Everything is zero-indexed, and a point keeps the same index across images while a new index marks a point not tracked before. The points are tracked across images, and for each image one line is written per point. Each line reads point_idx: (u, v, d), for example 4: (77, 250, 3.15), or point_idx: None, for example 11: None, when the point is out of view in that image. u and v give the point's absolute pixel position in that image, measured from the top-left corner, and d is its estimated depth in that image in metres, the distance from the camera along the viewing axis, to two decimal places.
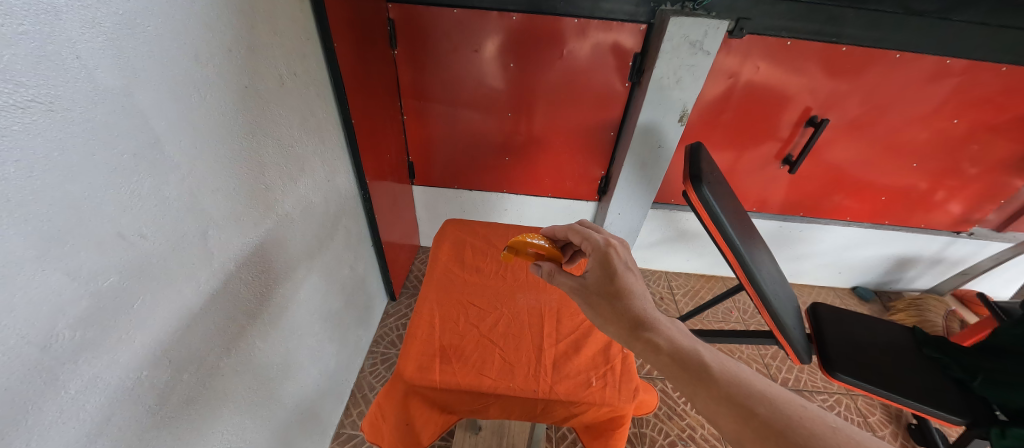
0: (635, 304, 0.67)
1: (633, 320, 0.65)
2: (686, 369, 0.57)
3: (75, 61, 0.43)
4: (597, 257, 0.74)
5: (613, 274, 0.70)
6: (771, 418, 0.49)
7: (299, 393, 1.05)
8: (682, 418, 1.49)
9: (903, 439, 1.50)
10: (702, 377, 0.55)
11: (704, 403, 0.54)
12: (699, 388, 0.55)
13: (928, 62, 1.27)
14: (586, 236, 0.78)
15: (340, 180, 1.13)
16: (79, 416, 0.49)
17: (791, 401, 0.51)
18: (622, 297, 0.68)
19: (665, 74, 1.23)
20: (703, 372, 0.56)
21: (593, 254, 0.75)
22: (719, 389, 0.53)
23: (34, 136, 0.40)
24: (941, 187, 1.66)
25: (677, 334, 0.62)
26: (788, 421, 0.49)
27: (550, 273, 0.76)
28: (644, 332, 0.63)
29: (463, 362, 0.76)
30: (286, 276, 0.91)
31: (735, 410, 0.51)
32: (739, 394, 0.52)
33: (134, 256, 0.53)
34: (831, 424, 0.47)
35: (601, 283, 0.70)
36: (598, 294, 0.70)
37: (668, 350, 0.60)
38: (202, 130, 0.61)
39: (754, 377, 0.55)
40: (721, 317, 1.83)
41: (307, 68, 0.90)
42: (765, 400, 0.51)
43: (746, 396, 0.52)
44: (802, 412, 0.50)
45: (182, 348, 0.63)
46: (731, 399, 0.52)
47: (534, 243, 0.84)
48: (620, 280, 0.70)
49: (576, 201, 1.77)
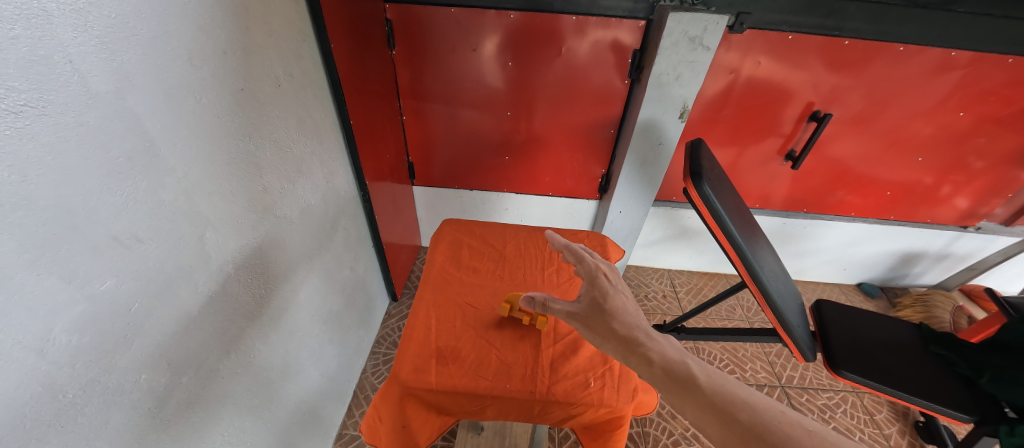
0: (627, 320, 0.65)
1: (626, 335, 0.63)
2: (674, 379, 0.57)
3: (67, 65, 0.43)
4: (587, 278, 0.73)
5: (606, 294, 0.70)
6: (754, 423, 0.49)
7: (300, 395, 1.05)
8: (686, 417, 1.48)
9: (910, 437, 1.49)
10: (688, 386, 0.55)
11: (691, 412, 0.53)
12: (686, 397, 0.54)
13: (932, 55, 1.26)
14: (580, 259, 0.77)
15: (339, 181, 1.13)
16: (77, 420, 0.49)
17: (773, 406, 0.50)
18: (614, 315, 0.67)
19: (665, 70, 1.22)
20: (689, 381, 0.55)
21: (585, 276, 0.74)
22: (703, 397, 0.53)
23: (27, 141, 0.40)
24: (948, 181, 1.64)
25: (667, 346, 0.61)
26: (769, 426, 0.48)
27: (545, 300, 0.74)
28: (635, 345, 0.62)
29: (459, 365, 0.75)
30: (285, 278, 0.91)
31: (719, 417, 0.51)
32: (721, 401, 0.52)
33: (130, 261, 0.53)
34: (809, 428, 0.47)
35: (594, 303, 0.69)
36: (592, 314, 0.68)
37: (659, 362, 0.59)
38: (196, 131, 0.61)
39: (737, 385, 0.55)
40: (724, 315, 1.82)
41: (303, 69, 0.90)
42: (747, 406, 0.51)
43: (728, 402, 0.52)
44: (783, 417, 0.49)
45: (180, 351, 0.63)
46: (714, 407, 0.52)
47: (529, 315, 0.82)
48: (613, 300, 0.69)
49: (577, 200, 1.76)
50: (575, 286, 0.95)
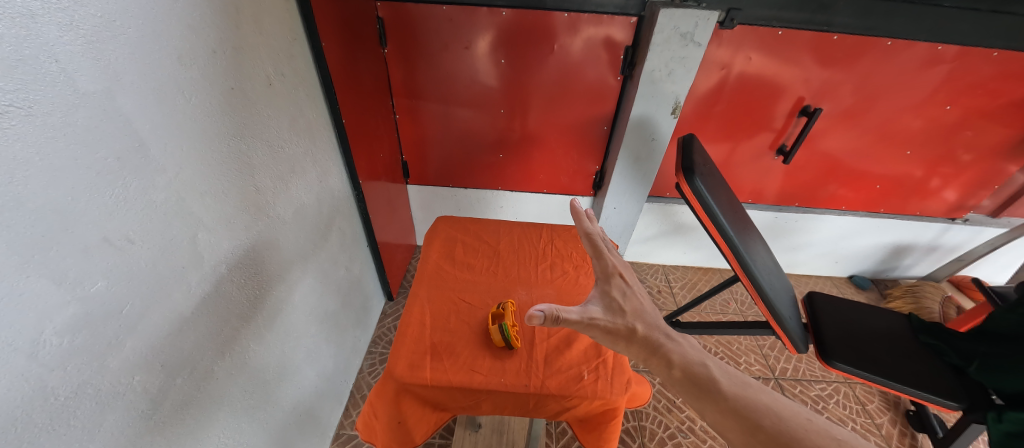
0: (646, 321, 0.65)
1: (645, 337, 0.63)
2: (694, 383, 0.57)
3: (53, 65, 0.42)
4: (604, 276, 0.71)
5: (618, 294, 0.68)
6: (777, 430, 0.50)
7: (297, 395, 1.05)
8: (681, 411, 1.50)
9: (901, 426, 1.51)
10: (709, 390, 0.56)
11: (712, 417, 0.54)
12: (706, 401, 0.55)
13: (919, 49, 1.27)
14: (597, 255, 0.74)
15: (332, 181, 1.12)
16: (70, 421, 0.49)
17: (797, 414, 0.51)
18: (633, 314, 0.66)
19: (657, 66, 1.22)
20: (710, 386, 0.56)
21: (602, 272, 0.72)
22: (726, 402, 0.54)
23: (13, 141, 0.40)
24: (936, 174, 1.66)
25: (687, 349, 0.61)
26: (793, 433, 0.49)
27: (557, 312, 0.60)
28: (655, 347, 0.61)
29: (454, 360, 0.76)
30: (279, 278, 0.90)
31: (742, 423, 0.51)
32: (744, 407, 0.53)
33: (122, 262, 0.52)
34: (836, 437, 0.47)
35: (612, 301, 0.67)
36: (611, 313, 0.66)
37: (679, 364, 0.59)
38: (187, 131, 0.61)
39: (759, 390, 0.55)
40: (718, 309, 1.84)
41: (294, 68, 0.89)
42: (771, 413, 0.52)
43: (751, 408, 0.52)
44: (807, 424, 0.50)
45: (174, 352, 0.63)
46: (738, 413, 0.52)
47: (492, 333, 0.78)
48: (626, 301, 0.68)
49: (572, 197, 1.77)
50: (569, 281, 0.95)
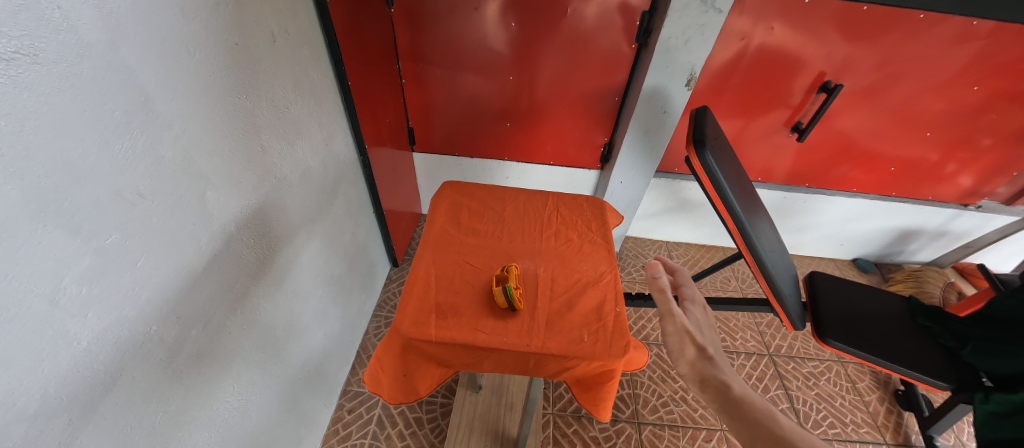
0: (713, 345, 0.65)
1: (710, 359, 0.62)
2: (748, 418, 0.56)
3: (55, 12, 0.42)
4: (681, 289, 0.73)
5: (695, 308, 0.69)
6: None
7: (305, 353, 1.09)
8: (675, 381, 1.54)
9: (889, 404, 1.55)
10: (764, 426, 0.54)
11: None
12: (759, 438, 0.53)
13: (952, 24, 1.21)
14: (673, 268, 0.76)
15: (338, 144, 1.12)
16: (93, 365, 0.51)
17: None
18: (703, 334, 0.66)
19: (673, 34, 1.18)
20: (765, 422, 0.55)
21: (676, 285, 0.73)
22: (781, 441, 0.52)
23: (22, 90, 0.39)
24: (953, 158, 1.62)
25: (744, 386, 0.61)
26: None
27: (660, 283, 0.67)
28: (716, 373, 0.61)
29: (458, 319, 0.78)
30: (287, 239, 0.92)
31: None
32: (785, 438, 0.53)
33: (133, 216, 0.53)
34: None
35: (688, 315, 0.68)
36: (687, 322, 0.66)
37: (736, 395, 0.58)
38: (191, 87, 0.60)
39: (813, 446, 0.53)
40: (718, 285, 1.86)
41: (298, 25, 0.87)
42: None
43: (792, 440, 0.52)
44: None
45: (188, 305, 0.65)
46: (776, 442, 0.52)
47: (496, 295, 0.79)
48: (701, 318, 0.68)
49: (578, 169, 1.75)
50: (573, 249, 0.96)
